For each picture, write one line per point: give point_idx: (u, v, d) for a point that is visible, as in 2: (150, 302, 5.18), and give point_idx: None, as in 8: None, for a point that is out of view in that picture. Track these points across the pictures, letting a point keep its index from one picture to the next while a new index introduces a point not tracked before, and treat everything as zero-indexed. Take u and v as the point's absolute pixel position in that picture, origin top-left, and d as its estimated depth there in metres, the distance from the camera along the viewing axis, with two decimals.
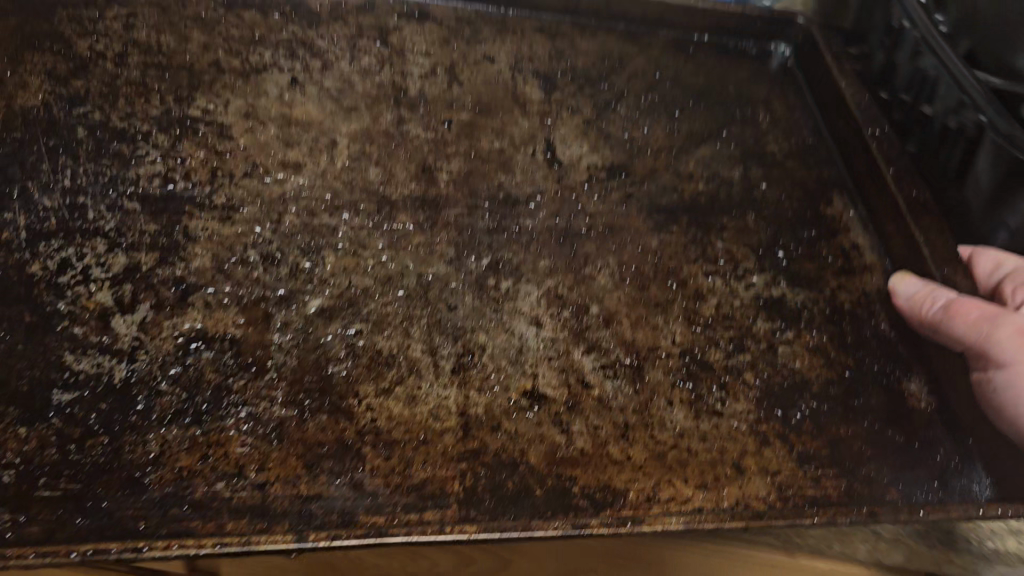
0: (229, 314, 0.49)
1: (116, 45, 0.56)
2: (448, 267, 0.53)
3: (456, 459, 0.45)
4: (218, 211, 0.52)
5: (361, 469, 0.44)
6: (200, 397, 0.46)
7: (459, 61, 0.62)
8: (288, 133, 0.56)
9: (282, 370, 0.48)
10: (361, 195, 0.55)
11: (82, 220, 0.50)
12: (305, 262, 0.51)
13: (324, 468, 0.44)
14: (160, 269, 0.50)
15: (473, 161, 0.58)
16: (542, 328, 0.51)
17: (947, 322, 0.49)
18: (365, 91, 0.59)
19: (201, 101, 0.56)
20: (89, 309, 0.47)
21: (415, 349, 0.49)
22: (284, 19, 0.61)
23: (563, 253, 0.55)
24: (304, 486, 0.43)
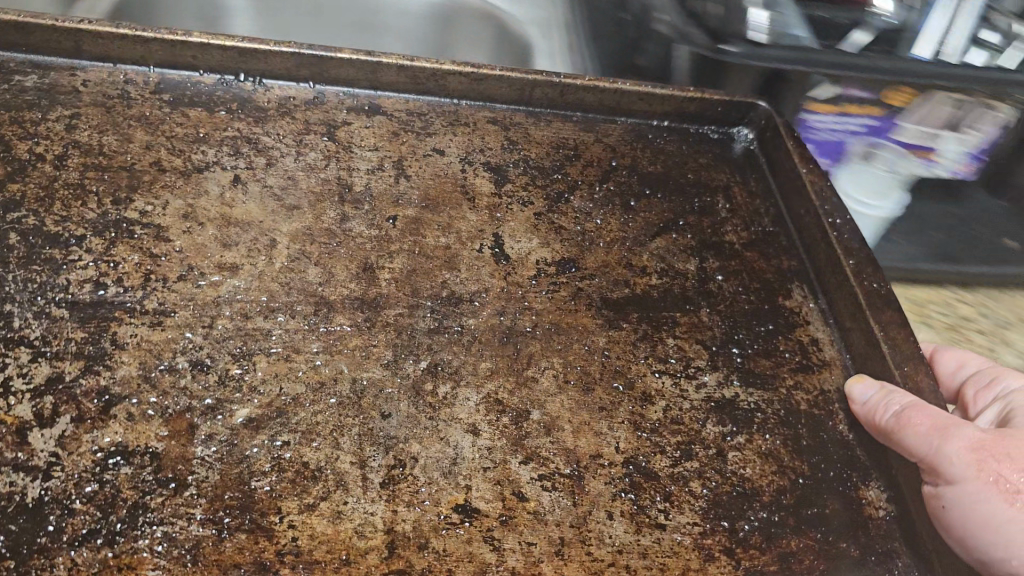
0: (151, 426, 0.47)
1: (56, 146, 0.56)
2: (384, 371, 0.51)
3: None
4: (149, 316, 0.51)
5: None
6: (114, 516, 0.44)
7: (407, 155, 0.62)
8: (226, 233, 0.55)
9: (203, 485, 0.46)
10: (298, 296, 0.54)
11: (7, 328, 0.49)
12: (235, 369, 0.50)
13: None
14: (85, 379, 0.48)
15: (417, 257, 0.57)
16: (479, 436, 0.49)
17: (899, 430, 0.46)
18: (308, 188, 0.58)
19: (140, 202, 0.55)
20: (6, 423, 0.46)
21: (343, 460, 0.48)
22: (230, 116, 0.60)
23: (505, 354, 0.53)
24: None
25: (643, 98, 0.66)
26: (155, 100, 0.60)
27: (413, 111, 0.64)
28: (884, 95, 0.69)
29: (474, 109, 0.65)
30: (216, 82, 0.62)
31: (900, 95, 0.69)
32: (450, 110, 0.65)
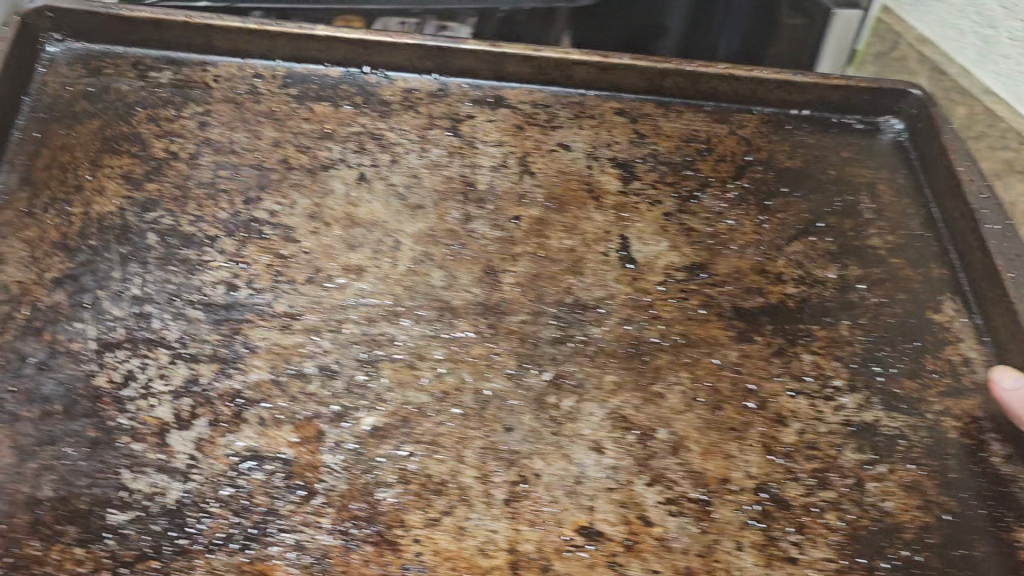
0: (282, 431, 0.48)
1: (190, 144, 0.57)
2: (508, 382, 0.51)
3: None
4: (279, 319, 0.52)
5: None
6: (248, 521, 0.45)
7: (531, 150, 0.60)
8: (352, 235, 0.55)
9: (331, 494, 0.46)
10: (423, 300, 0.53)
11: (148, 329, 0.50)
12: (363, 376, 0.50)
13: None
14: (219, 381, 0.49)
15: (541, 261, 0.55)
16: (603, 454, 0.48)
17: None
18: (432, 186, 0.57)
19: (269, 202, 0.55)
20: (149, 425, 0.48)
21: (467, 474, 0.47)
22: (356, 111, 0.60)
23: (631, 367, 0.51)
24: None
25: (782, 86, 0.62)
26: (282, 93, 0.60)
27: (537, 102, 0.62)
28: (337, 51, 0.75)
29: (600, 100, 0.63)
30: (341, 75, 0.61)
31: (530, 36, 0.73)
32: (575, 101, 0.63)
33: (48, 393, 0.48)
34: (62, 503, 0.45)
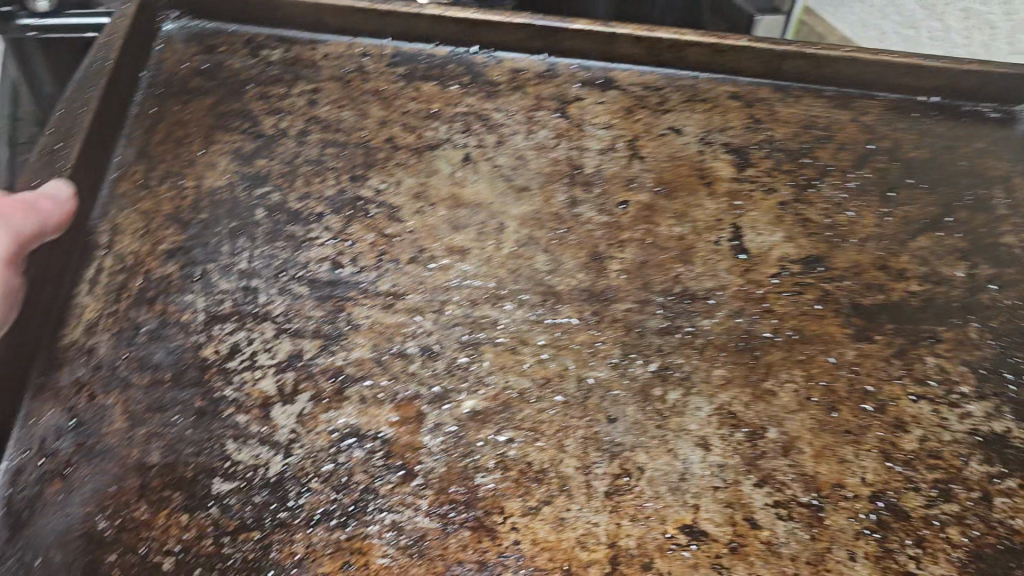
0: (383, 410, 0.48)
1: (299, 122, 0.57)
2: (611, 371, 0.49)
3: None
4: (382, 298, 0.51)
5: None
6: (347, 499, 0.45)
7: (641, 134, 0.58)
8: (457, 216, 0.54)
9: (430, 476, 0.46)
10: (527, 284, 0.52)
11: (254, 303, 0.51)
12: (465, 359, 0.50)
13: None
14: (322, 357, 0.49)
15: (649, 249, 0.54)
16: (709, 451, 0.46)
17: None
18: (538, 169, 0.56)
19: (375, 181, 0.55)
20: (254, 398, 0.48)
21: (567, 464, 0.46)
22: (463, 91, 0.59)
23: (741, 362, 0.49)
24: None
25: (911, 71, 0.58)
26: (390, 72, 0.60)
27: (649, 85, 0.60)
28: None
29: (714, 83, 0.61)
30: (449, 55, 0.61)
31: None
32: (688, 84, 0.61)
33: (159, 362, 0.49)
34: (169, 469, 0.46)
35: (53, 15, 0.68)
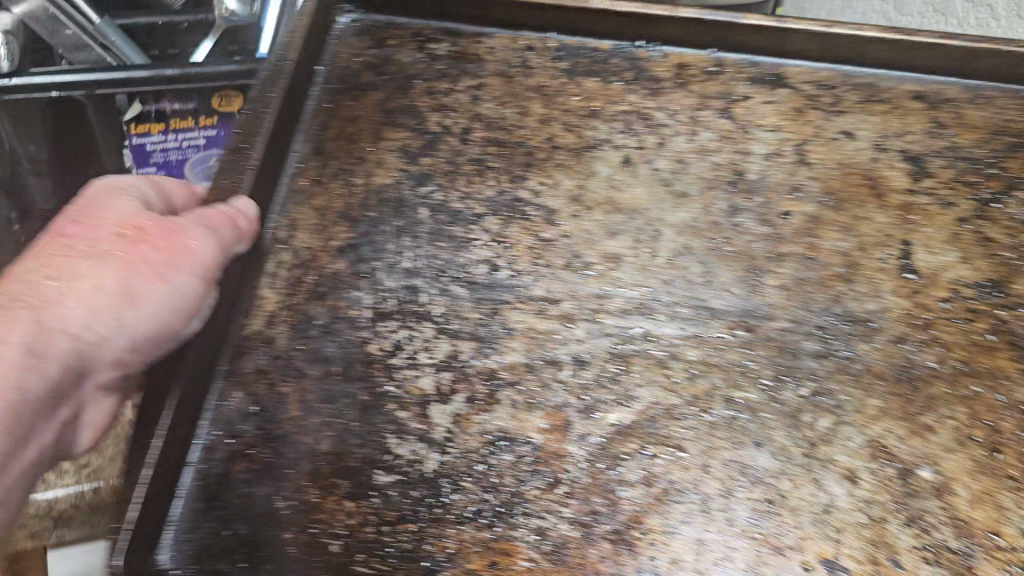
0: (533, 416, 0.50)
1: (462, 119, 0.58)
2: (760, 394, 0.49)
3: None
4: (537, 303, 0.53)
5: None
6: (496, 500, 0.48)
7: (810, 137, 0.56)
8: (613, 221, 0.54)
9: (574, 485, 0.48)
10: (680, 296, 0.52)
11: (416, 302, 0.53)
12: (615, 370, 0.51)
13: None
14: (478, 360, 0.52)
15: (810, 265, 0.52)
16: (858, 485, 0.46)
17: None
18: (699, 174, 0.55)
19: (534, 182, 0.56)
20: (414, 395, 0.51)
21: (710, 486, 0.47)
22: (626, 87, 0.58)
23: (900, 392, 0.48)
24: None
25: None
26: (552, 68, 0.60)
27: (822, 83, 0.58)
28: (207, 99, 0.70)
29: (892, 82, 0.57)
30: (612, 50, 0.60)
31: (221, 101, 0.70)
32: (863, 82, 0.58)
33: (329, 355, 0.52)
34: (337, 459, 0.50)
35: (15, 75, 0.64)
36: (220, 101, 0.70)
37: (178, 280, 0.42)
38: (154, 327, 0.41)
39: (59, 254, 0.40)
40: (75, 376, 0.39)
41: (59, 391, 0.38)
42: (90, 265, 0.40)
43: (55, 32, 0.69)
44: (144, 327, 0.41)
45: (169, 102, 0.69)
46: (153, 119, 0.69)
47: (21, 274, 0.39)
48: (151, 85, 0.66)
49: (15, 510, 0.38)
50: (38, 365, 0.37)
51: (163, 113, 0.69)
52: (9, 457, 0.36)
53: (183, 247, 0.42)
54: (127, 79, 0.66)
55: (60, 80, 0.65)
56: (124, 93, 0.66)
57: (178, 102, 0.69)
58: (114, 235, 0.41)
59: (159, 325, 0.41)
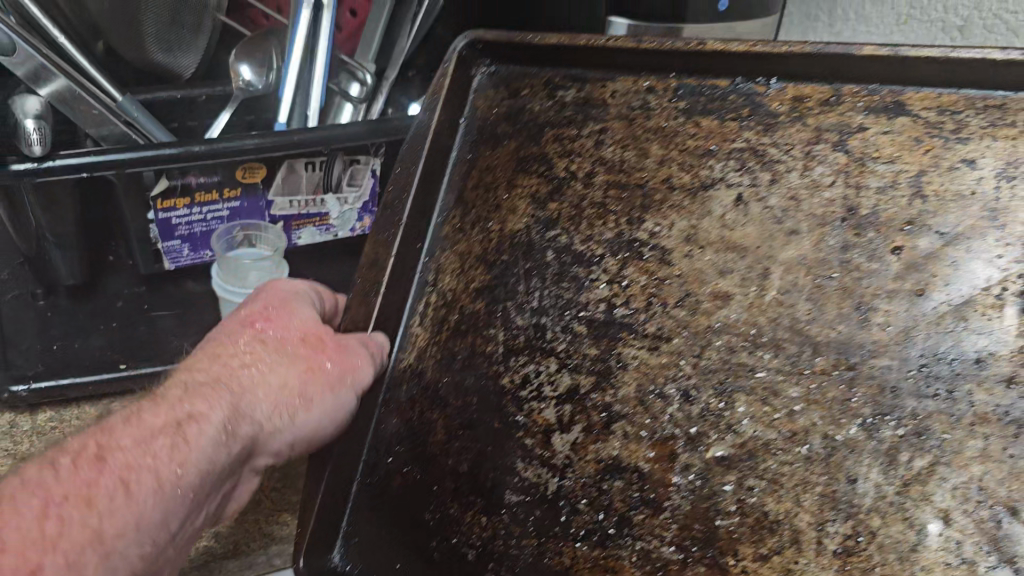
0: (641, 446, 0.55)
1: (586, 163, 0.63)
2: (859, 432, 0.51)
3: None
4: (649, 339, 0.57)
5: None
6: (607, 522, 0.54)
7: (929, 167, 0.55)
8: (725, 259, 0.58)
9: (676, 512, 0.53)
10: (785, 333, 0.55)
11: (543, 339, 0.60)
12: (718, 405, 0.55)
13: None
14: (595, 393, 0.57)
15: (919, 302, 0.53)
16: (949, 526, 0.47)
17: None
18: (810, 210, 0.56)
19: (650, 223, 0.60)
20: (538, 424, 0.58)
21: (802, 518, 0.50)
22: (741, 123, 0.60)
23: (1005, 435, 0.48)
24: None
25: None
26: (671, 108, 0.62)
27: (946, 108, 0.55)
28: (240, 172, 0.70)
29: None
30: (731, 86, 0.60)
31: (255, 172, 0.70)
32: (995, 103, 0.54)
33: (468, 385, 0.60)
34: (473, 477, 0.58)
35: (50, 159, 0.64)
36: (245, 173, 0.70)
37: (340, 386, 0.52)
38: (310, 430, 0.51)
39: (252, 346, 0.51)
40: (246, 455, 0.49)
41: (232, 466, 0.48)
42: (268, 368, 0.50)
43: None
44: (303, 430, 0.50)
45: (194, 177, 0.69)
46: (179, 194, 0.69)
47: (221, 355, 0.51)
48: (177, 162, 0.66)
49: (177, 562, 0.46)
50: (227, 441, 0.46)
51: (188, 186, 0.69)
52: (181, 515, 0.44)
53: (355, 367, 0.53)
54: (155, 157, 0.65)
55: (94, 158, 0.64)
56: (151, 170, 0.66)
57: (203, 177, 0.69)
58: (298, 341, 0.52)
59: (315, 428, 0.51)
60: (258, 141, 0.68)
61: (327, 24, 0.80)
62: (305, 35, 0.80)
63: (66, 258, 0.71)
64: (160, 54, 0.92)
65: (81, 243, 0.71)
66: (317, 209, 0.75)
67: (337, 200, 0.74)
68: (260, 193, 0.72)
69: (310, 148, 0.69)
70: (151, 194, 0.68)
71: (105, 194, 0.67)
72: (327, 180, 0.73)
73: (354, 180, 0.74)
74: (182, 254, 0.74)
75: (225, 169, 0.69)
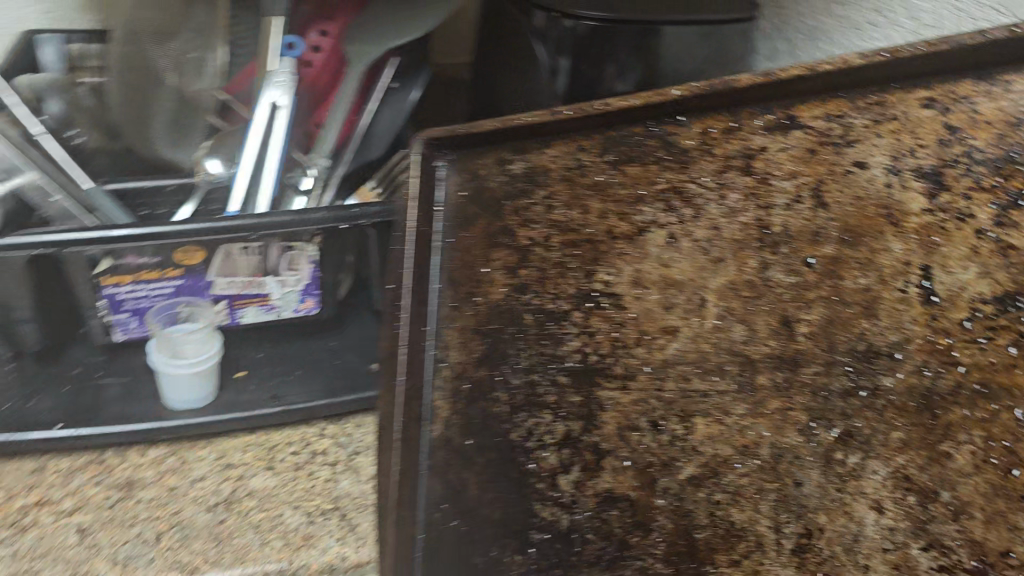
0: (627, 477, 0.61)
1: (543, 229, 0.68)
2: (800, 437, 0.57)
3: None
4: (617, 378, 0.64)
5: None
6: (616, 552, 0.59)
7: (824, 176, 0.60)
8: (667, 295, 0.63)
9: (662, 530, 0.59)
10: (726, 356, 0.61)
11: (538, 394, 0.65)
12: (681, 430, 0.61)
13: None
14: (584, 434, 0.63)
15: (834, 305, 0.58)
16: (884, 515, 0.53)
17: None
18: (730, 237, 0.62)
19: (602, 272, 0.66)
20: (546, 468, 0.62)
21: (763, 525, 0.56)
22: (660, 165, 0.65)
23: (922, 423, 0.54)
24: None
25: None
26: (601, 162, 0.68)
27: (830, 115, 0.61)
28: (177, 257, 0.71)
29: (899, 91, 0.60)
30: (644, 131, 0.67)
31: (191, 256, 0.72)
32: (870, 102, 0.60)
33: (483, 444, 0.64)
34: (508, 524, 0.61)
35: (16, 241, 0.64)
36: (185, 254, 0.71)
37: None
38: None
39: None
40: None
41: None
42: None
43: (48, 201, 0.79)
44: None
45: (138, 259, 0.69)
46: (124, 273, 0.70)
47: None
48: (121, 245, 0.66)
49: None
50: None
51: (133, 266, 0.70)
52: None
53: None
54: (107, 237, 0.65)
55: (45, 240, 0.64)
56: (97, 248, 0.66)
57: (146, 260, 0.70)
58: None
59: None
60: (207, 224, 0.67)
61: (285, 119, 0.83)
62: (256, 147, 0.81)
63: (36, 330, 0.72)
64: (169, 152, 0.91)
65: (44, 311, 0.71)
66: (257, 290, 0.75)
67: (277, 281, 0.75)
68: (201, 272, 0.73)
69: (240, 234, 0.68)
70: (94, 275, 0.69)
71: (56, 267, 0.68)
72: (264, 263, 0.74)
73: (293, 263, 0.74)
74: (131, 325, 0.76)
75: (162, 249, 0.70)
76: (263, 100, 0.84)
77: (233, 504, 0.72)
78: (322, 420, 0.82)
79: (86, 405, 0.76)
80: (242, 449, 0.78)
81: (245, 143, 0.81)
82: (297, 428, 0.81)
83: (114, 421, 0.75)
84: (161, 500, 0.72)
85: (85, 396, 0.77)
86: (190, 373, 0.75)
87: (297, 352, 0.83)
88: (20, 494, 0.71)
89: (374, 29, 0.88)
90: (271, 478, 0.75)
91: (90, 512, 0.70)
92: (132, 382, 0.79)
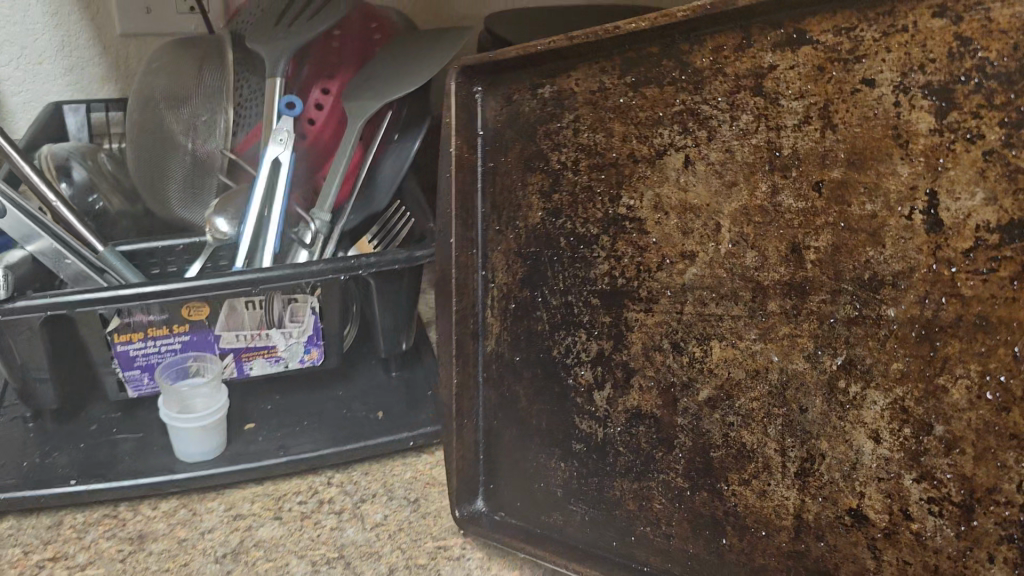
0: (653, 397, 0.70)
1: (571, 152, 0.70)
2: (806, 364, 0.60)
3: (788, 555, 0.64)
4: (643, 302, 0.68)
5: (724, 539, 0.67)
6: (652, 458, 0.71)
7: (834, 96, 0.55)
8: (685, 221, 0.64)
9: (683, 447, 0.69)
10: (740, 282, 0.62)
11: (576, 314, 0.73)
12: (699, 353, 0.66)
13: (703, 534, 0.68)
14: (617, 353, 0.71)
15: (842, 232, 0.56)
16: (880, 444, 0.57)
17: None
18: (743, 160, 0.60)
19: (626, 198, 0.68)
20: (584, 384, 0.74)
21: (770, 447, 0.63)
22: (675, 86, 0.62)
23: (920, 355, 0.54)
24: (692, 543, 0.69)
25: None
26: (622, 84, 0.65)
27: (840, 27, 0.54)
28: (189, 309, 0.88)
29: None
30: (661, 51, 0.62)
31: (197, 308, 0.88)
32: (881, 11, 0.52)
33: (537, 359, 0.77)
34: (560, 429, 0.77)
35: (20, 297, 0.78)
36: (189, 310, 0.88)
37: None
38: None
39: None
40: None
41: None
42: None
43: (59, 262, 0.88)
44: None
45: (145, 315, 0.87)
46: (131, 330, 0.87)
47: None
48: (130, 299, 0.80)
49: None
50: None
51: (141, 322, 0.87)
52: None
53: None
54: (114, 296, 0.79)
55: (70, 297, 0.79)
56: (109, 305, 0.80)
57: (153, 315, 0.87)
58: None
59: None
60: (214, 280, 0.82)
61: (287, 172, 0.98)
62: (258, 206, 0.98)
63: (51, 385, 0.90)
64: (184, 210, 1.15)
65: (58, 371, 0.89)
66: (264, 342, 0.92)
67: (282, 332, 0.92)
68: (206, 329, 0.90)
69: (246, 287, 0.83)
70: (111, 329, 0.86)
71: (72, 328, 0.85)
72: (270, 316, 0.90)
73: (296, 314, 0.92)
74: (142, 380, 0.93)
75: (172, 307, 0.87)
76: (267, 158, 0.99)
77: (240, 555, 0.80)
78: (331, 470, 0.94)
79: (98, 461, 0.89)
80: (251, 500, 0.88)
81: (250, 202, 0.98)
82: (305, 478, 0.92)
83: (125, 474, 0.87)
84: (170, 553, 0.80)
85: (99, 451, 0.91)
86: (193, 426, 0.89)
87: (314, 398, 1.03)
88: (37, 550, 0.80)
89: (379, 84, 0.99)
90: (278, 528, 0.84)
91: (101, 567, 0.78)
92: (143, 439, 0.95)
